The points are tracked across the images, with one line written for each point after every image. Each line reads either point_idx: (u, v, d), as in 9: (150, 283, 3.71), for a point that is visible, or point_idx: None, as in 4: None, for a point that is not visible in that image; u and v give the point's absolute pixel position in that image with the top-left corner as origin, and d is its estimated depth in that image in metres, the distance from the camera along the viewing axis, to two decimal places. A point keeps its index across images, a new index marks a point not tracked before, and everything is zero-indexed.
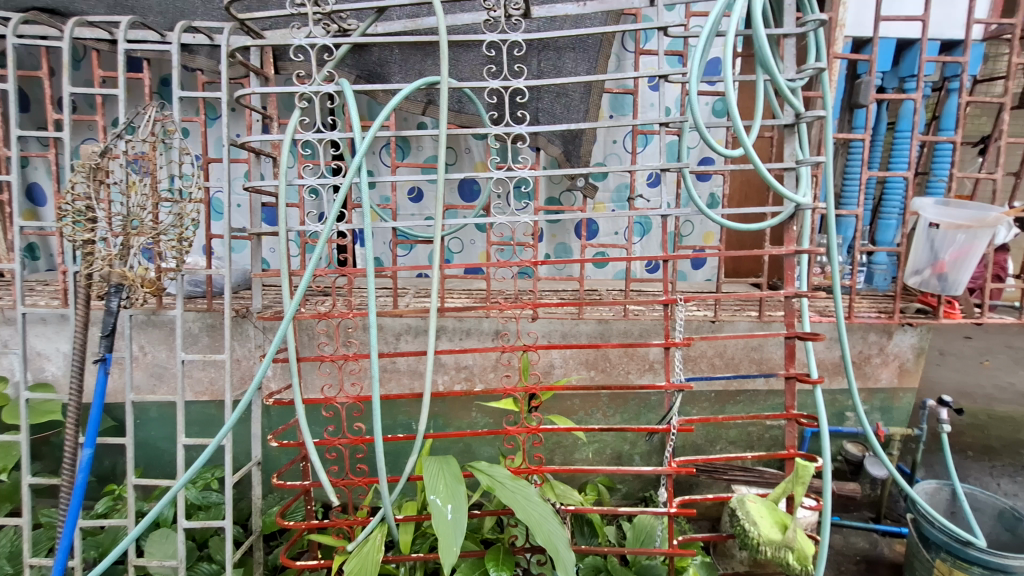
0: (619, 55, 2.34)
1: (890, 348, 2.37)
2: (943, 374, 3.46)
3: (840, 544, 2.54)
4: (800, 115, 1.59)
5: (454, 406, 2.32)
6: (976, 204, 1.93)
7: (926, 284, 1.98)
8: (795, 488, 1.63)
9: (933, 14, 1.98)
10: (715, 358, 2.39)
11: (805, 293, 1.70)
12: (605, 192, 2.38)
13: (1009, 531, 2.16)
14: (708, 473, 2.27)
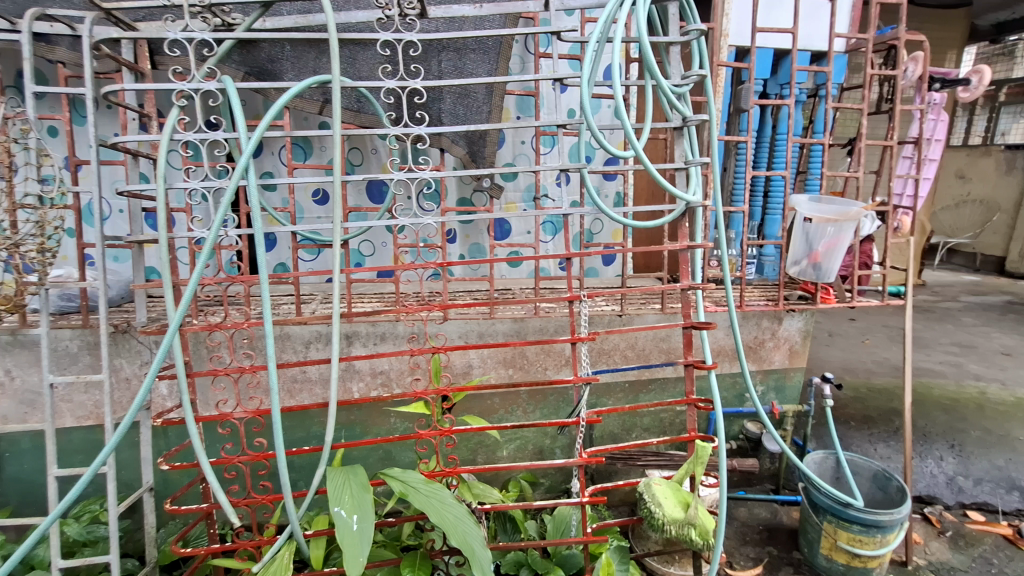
0: (523, 57, 2.38)
1: (781, 332, 2.58)
2: (830, 353, 3.82)
3: (745, 516, 2.74)
4: (687, 118, 1.69)
5: (371, 413, 2.27)
6: (844, 201, 2.13)
7: (804, 273, 2.17)
8: (694, 468, 1.75)
9: (802, 28, 2.18)
10: (627, 350, 2.50)
11: (699, 284, 1.80)
12: (515, 192, 2.43)
13: (882, 490, 2.42)
14: (623, 461, 2.37)
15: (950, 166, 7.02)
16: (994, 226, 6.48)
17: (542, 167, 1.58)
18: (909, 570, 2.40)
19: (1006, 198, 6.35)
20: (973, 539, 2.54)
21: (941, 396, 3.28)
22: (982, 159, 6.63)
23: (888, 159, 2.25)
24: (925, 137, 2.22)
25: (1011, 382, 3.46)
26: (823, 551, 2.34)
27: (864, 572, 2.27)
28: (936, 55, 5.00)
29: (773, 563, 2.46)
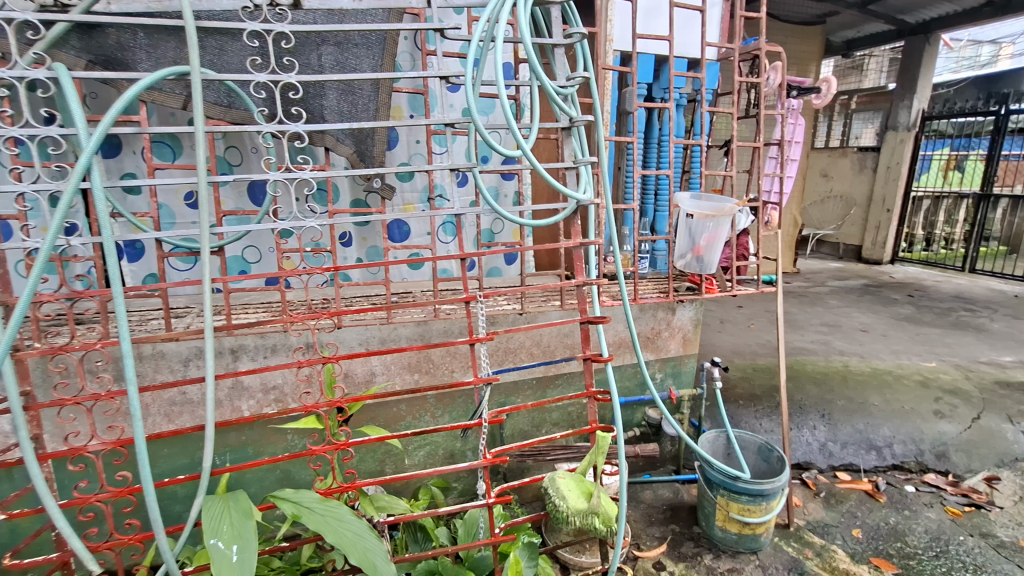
0: (413, 55, 2.33)
1: (675, 322, 2.74)
2: (722, 339, 4.14)
3: (650, 498, 2.89)
4: (574, 119, 1.72)
5: (265, 432, 2.13)
6: (721, 198, 2.28)
7: (689, 266, 2.31)
8: (596, 459, 1.81)
9: (677, 36, 2.32)
10: (533, 348, 2.53)
11: (594, 279, 1.85)
12: (412, 192, 2.40)
13: (766, 461, 2.65)
14: (533, 457, 2.45)
15: (816, 166, 7.74)
16: (852, 218, 7.32)
17: (432, 167, 1.50)
18: (791, 531, 2.66)
19: (859, 193, 7.15)
20: (841, 497, 2.88)
21: (814, 370, 3.67)
22: (841, 159, 7.35)
23: (757, 159, 2.46)
24: (787, 139, 2.45)
25: (868, 355, 3.94)
26: (718, 523, 2.51)
27: (754, 538, 2.46)
28: (800, 65, 5.55)
29: (676, 539, 2.61)
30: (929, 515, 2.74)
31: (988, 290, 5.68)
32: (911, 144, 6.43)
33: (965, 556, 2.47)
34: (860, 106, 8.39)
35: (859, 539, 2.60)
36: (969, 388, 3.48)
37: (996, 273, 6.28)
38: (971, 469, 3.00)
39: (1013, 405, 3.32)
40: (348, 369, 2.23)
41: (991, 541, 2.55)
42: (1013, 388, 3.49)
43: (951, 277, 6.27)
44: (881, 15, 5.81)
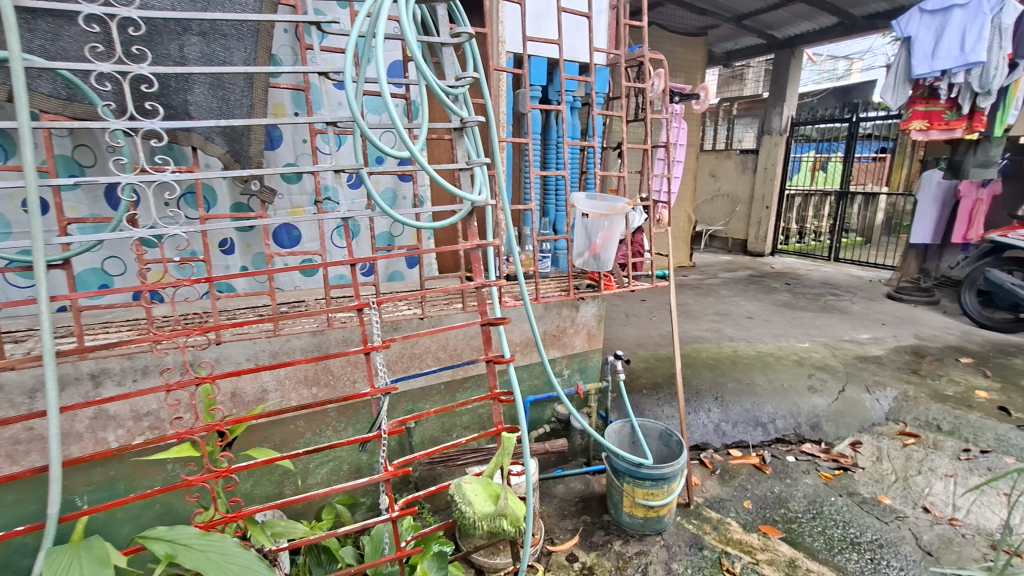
0: (294, 49, 2.25)
1: (579, 319, 2.82)
2: (626, 332, 4.34)
3: (563, 492, 2.95)
4: (466, 119, 1.71)
5: (138, 465, 1.92)
6: (614, 197, 2.36)
7: (587, 264, 2.37)
8: (502, 460, 1.81)
9: (566, 40, 2.38)
10: (440, 352, 2.50)
11: (492, 280, 1.83)
12: (301, 195, 2.32)
13: (666, 445, 2.80)
14: (444, 463, 2.39)
15: (705, 167, 8.35)
16: (738, 215, 7.99)
17: (315, 168, 1.36)
18: (691, 509, 2.84)
19: (743, 192, 7.80)
20: (734, 472, 3.12)
21: (708, 357, 3.95)
22: (726, 161, 7.98)
23: (646, 161, 2.59)
24: (672, 142, 2.60)
25: (753, 339, 4.32)
26: (626, 510, 2.61)
27: (658, 520, 2.59)
28: (688, 73, 5.96)
29: (587, 529, 2.69)
30: (806, 481, 3.03)
31: (849, 276, 6.44)
32: (784, 146, 7.08)
33: (836, 515, 2.76)
34: (741, 112, 9.19)
35: (749, 509, 2.83)
36: (835, 364, 3.91)
37: (854, 261, 7.14)
38: (839, 436, 3.36)
39: (870, 376, 3.78)
40: (236, 388, 2.06)
41: (855, 499, 2.87)
42: (869, 361, 3.98)
43: (819, 265, 7.04)
44: (754, 30, 6.39)
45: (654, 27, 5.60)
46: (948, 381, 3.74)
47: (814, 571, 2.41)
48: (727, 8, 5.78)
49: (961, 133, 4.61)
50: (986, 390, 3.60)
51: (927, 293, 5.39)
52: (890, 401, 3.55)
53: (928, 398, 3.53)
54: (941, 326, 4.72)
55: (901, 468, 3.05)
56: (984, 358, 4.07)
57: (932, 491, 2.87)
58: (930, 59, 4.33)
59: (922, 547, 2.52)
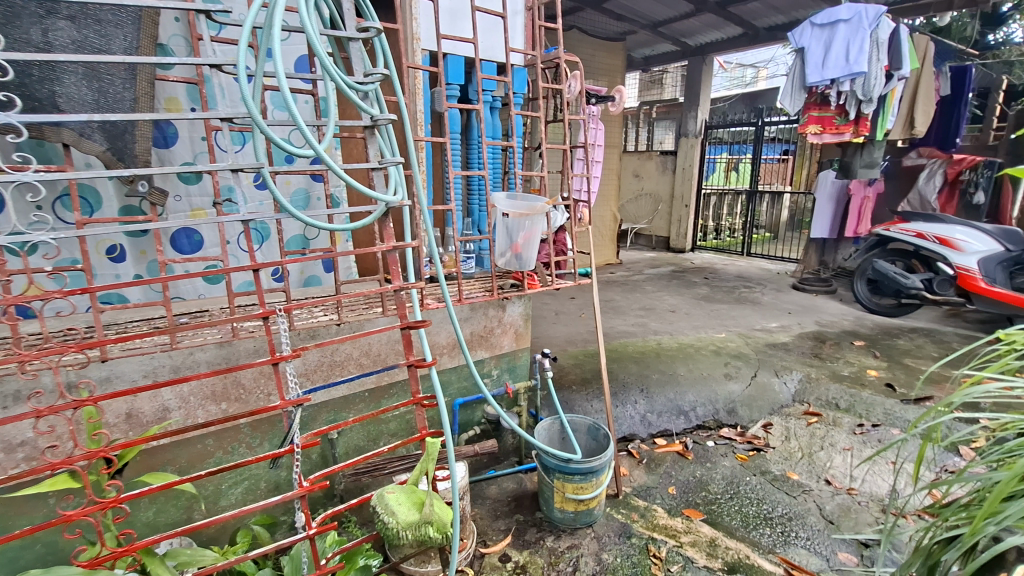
0: (187, 40, 2.13)
1: (506, 319, 2.83)
2: (556, 330, 4.41)
3: (496, 493, 2.95)
4: (376, 118, 1.66)
5: (11, 502, 1.71)
6: (534, 197, 2.37)
7: (510, 263, 2.37)
8: (426, 466, 1.77)
9: (479, 39, 2.38)
10: (362, 358, 2.42)
11: (412, 283, 1.79)
12: (202, 196, 2.22)
13: (594, 439, 2.86)
14: (369, 473, 2.27)
15: (628, 167, 8.67)
16: (660, 213, 8.36)
17: (208, 169, 1.27)
18: (620, 499, 2.92)
19: (664, 191, 8.17)
20: (659, 460, 3.25)
21: (634, 351, 4.10)
22: (648, 162, 8.32)
23: (566, 161, 2.64)
24: (590, 143, 2.66)
25: (675, 332, 4.53)
26: (557, 506, 2.65)
27: (588, 512, 2.65)
28: (609, 76, 6.16)
29: (520, 528, 2.69)
30: (724, 463, 3.21)
31: (759, 269, 6.92)
32: (699, 148, 7.48)
33: (751, 494, 2.94)
34: (660, 115, 9.62)
35: (674, 494, 2.95)
36: (748, 352, 4.18)
37: (764, 255, 7.68)
38: (753, 419, 3.59)
39: (778, 361, 4.07)
40: (131, 408, 1.88)
41: (768, 476, 3.07)
42: (777, 348, 4.29)
43: (734, 259, 7.51)
44: (669, 37, 6.71)
45: (575, 31, 5.73)
46: (844, 362, 4.10)
47: (733, 548, 2.55)
48: (643, 15, 6.03)
49: (849, 136, 5.06)
50: (876, 369, 3.99)
51: (825, 282, 5.88)
52: (796, 383, 3.84)
53: (827, 379, 3.85)
54: (838, 312, 5.17)
55: (806, 445, 3.31)
56: (874, 340, 4.50)
57: (833, 464, 3.13)
58: (820, 69, 4.71)
59: (824, 517, 2.74)
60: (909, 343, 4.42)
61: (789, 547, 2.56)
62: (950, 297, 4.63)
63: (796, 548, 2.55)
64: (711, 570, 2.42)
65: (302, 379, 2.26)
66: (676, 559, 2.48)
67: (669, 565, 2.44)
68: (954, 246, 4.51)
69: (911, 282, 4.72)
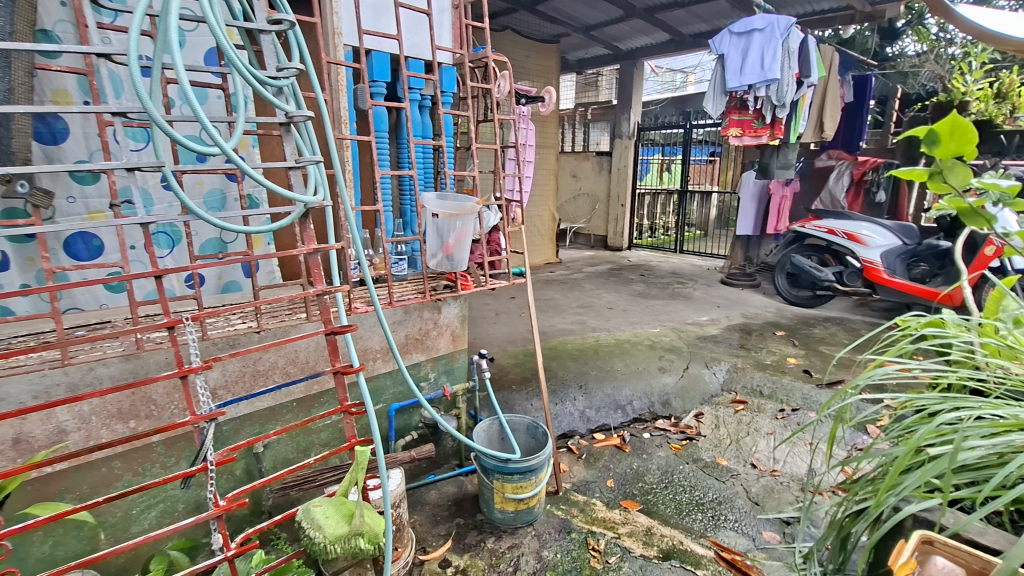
0: (76, 27, 2.00)
1: (441, 320, 2.80)
2: (496, 330, 4.41)
3: (436, 498, 2.90)
4: (292, 114, 1.59)
5: None
6: (465, 198, 2.35)
7: (441, 265, 2.33)
8: (355, 476, 1.72)
9: (404, 36, 2.34)
10: (289, 366, 2.32)
11: (336, 286, 1.73)
12: (99, 198, 2.08)
13: (533, 437, 2.88)
14: (299, 486, 2.23)
15: (565, 167, 8.81)
16: (598, 212, 8.56)
17: (97, 165, 1.18)
18: (560, 496, 2.95)
19: (601, 190, 8.38)
20: (598, 455, 3.32)
21: (573, 348, 4.17)
22: (585, 162, 8.50)
23: (498, 161, 2.64)
24: (521, 143, 2.67)
25: (613, 328, 4.65)
26: (497, 506, 2.64)
27: (529, 511, 2.66)
28: (542, 78, 6.23)
29: (460, 532, 2.67)
30: (659, 454, 3.32)
31: (691, 265, 7.23)
32: (633, 149, 7.72)
33: (684, 482, 3.05)
34: (596, 117, 9.85)
35: (612, 487, 3.02)
36: (681, 345, 4.36)
37: (695, 252, 8.04)
38: (686, 409, 3.73)
39: (708, 353, 4.27)
40: (19, 433, 1.70)
41: (699, 464, 3.21)
42: (708, 340, 4.50)
43: (668, 257, 7.81)
44: (601, 41, 6.87)
45: (509, 32, 5.75)
46: (768, 351, 4.36)
47: (667, 535, 2.64)
48: (575, 18, 6.15)
49: (766, 139, 5.30)
50: (795, 357, 4.26)
51: (750, 277, 6.23)
52: (724, 373, 4.04)
53: (752, 368, 4.08)
54: (762, 305, 5.49)
55: (734, 431, 3.48)
56: (793, 330, 4.81)
57: (758, 448, 3.31)
58: (739, 75, 5.01)
59: (750, 499, 2.89)
60: (824, 331, 4.76)
61: (719, 530, 2.68)
62: (859, 288, 5.01)
63: (726, 531, 2.67)
64: (647, 559, 2.49)
65: (221, 392, 2.13)
66: (614, 550, 2.53)
67: (608, 557, 2.49)
68: (861, 241, 4.90)
69: (824, 275, 5.10)
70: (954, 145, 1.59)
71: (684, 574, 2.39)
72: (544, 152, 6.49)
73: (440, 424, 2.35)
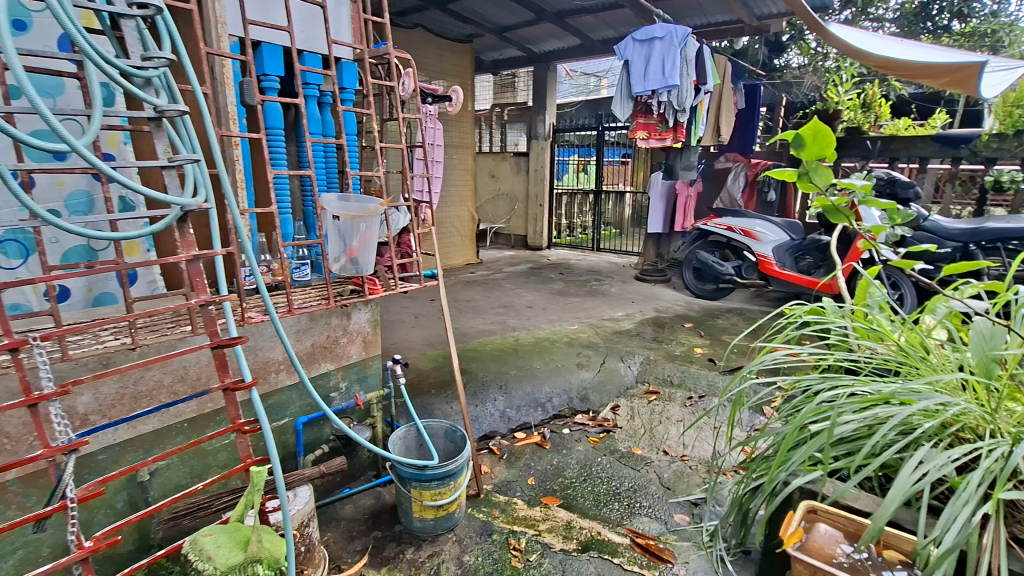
0: None
1: (351, 327, 2.68)
2: (414, 334, 4.31)
3: (351, 512, 2.79)
4: (162, 107, 1.44)
5: None
6: (369, 199, 2.26)
7: (345, 269, 2.23)
8: (252, 498, 1.59)
9: (295, 28, 2.21)
10: (177, 385, 2.12)
11: (223, 296, 1.59)
12: None
13: (451, 441, 2.84)
14: (192, 515, 2.04)
15: (484, 168, 8.84)
16: (517, 212, 8.65)
17: None
18: (481, 498, 2.94)
19: (519, 190, 8.47)
20: (519, 454, 3.34)
21: (493, 349, 4.18)
22: (503, 163, 8.57)
23: (406, 161, 2.56)
24: (429, 142, 2.61)
25: (532, 327, 4.71)
26: (416, 515, 2.57)
27: (448, 517, 2.62)
28: (456, 78, 6.19)
29: (378, 545, 2.57)
30: (578, 448, 3.40)
31: (607, 263, 7.50)
32: (548, 150, 7.89)
33: (601, 473, 3.15)
34: (513, 118, 9.97)
35: (532, 485, 3.05)
36: (597, 341, 4.50)
37: (612, 250, 8.36)
38: (603, 403, 3.85)
39: (623, 347, 4.44)
40: None
41: (616, 455, 3.32)
42: (622, 335, 4.68)
43: (585, 255, 8.06)
44: (515, 43, 6.95)
45: (420, 29, 5.64)
46: (677, 343, 4.61)
47: (586, 528, 2.71)
48: (487, 19, 6.17)
49: (670, 142, 5.61)
50: (701, 347, 4.53)
51: (661, 273, 6.57)
52: (638, 366, 4.21)
53: (663, 359, 4.29)
54: (672, 299, 5.80)
55: (647, 421, 3.64)
56: (700, 321, 5.12)
57: (669, 435, 3.48)
58: (642, 80, 5.23)
59: (663, 484, 3.03)
60: (727, 321, 5.11)
61: (633, 517, 2.78)
62: (755, 280, 5.44)
63: (640, 517, 2.78)
64: (567, 552, 2.53)
65: (93, 417, 1.91)
66: (535, 547, 2.55)
67: (528, 555, 2.51)
68: (755, 237, 5.30)
69: (725, 269, 5.49)
70: (818, 147, 1.74)
71: (601, 564, 2.45)
72: (461, 152, 6.45)
73: (350, 436, 2.25)
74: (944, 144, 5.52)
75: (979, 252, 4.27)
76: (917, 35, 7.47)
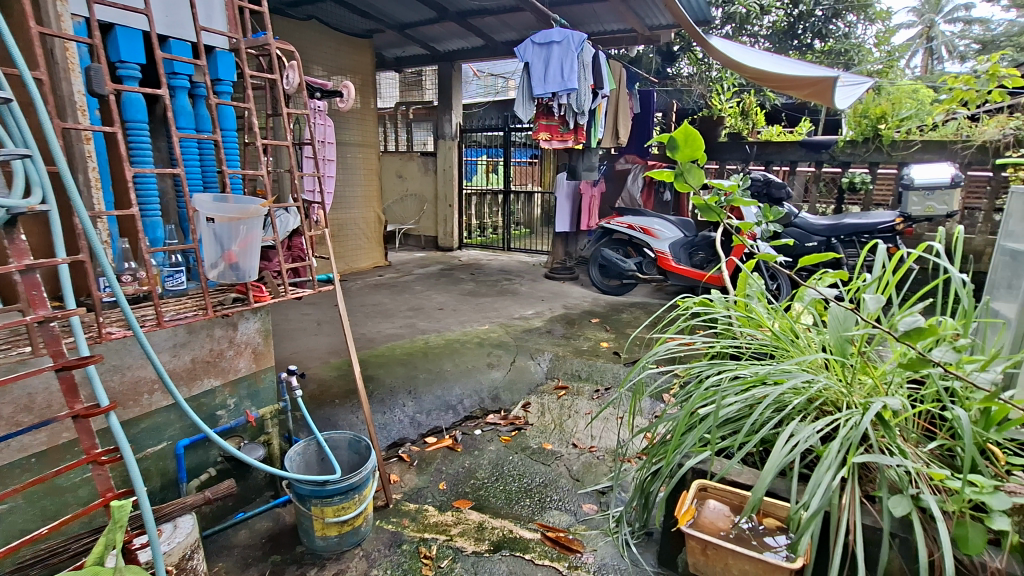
0: None
1: (238, 338, 2.48)
2: (317, 342, 4.09)
3: (246, 538, 2.58)
4: None
5: None
6: (251, 200, 2.10)
7: (224, 276, 2.05)
8: (114, 537, 1.42)
9: (154, 11, 2.00)
10: (19, 415, 1.84)
11: (70, 310, 1.40)
12: None
13: (356, 452, 2.71)
14: (41, 563, 1.76)
15: (391, 167, 8.62)
16: (427, 213, 8.52)
17: None
18: (390, 508, 2.84)
19: (428, 191, 8.36)
20: (430, 459, 3.27)
21: (400, 353, 4.07)
22: (410, 162, 8.43)
23: (293, 158, 2.40)
24: (319, 139, 2.46)
25: (442, 328, 4.66)
26: (318, 534, 2.44)
27: (354, 532, 2.50)
28: (355, 73, 5.96)
29: (277, 570, 2.40)
30: (489, 448, 3.40)
31: (518, 262, 7.61)
32: (456, 150, 7.86)
33: (512, 471, 3.17)
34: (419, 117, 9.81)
35: (444, 490, 3.00)
36: (507, 340, 4.54)
37: (522, 249, 8.49)
38: (514, 401, 3.87)
39: (532, 345, 4.52)
40: None
41: (527, 451, 3.36)
42: (531, 332, 4.77)
43: (497, 255, 8.11)
44: (418, 41, 6.86)
45: (315, 22, 5.38)
46: (584, 338, 4.77)
47: (498, 527, 2.71)
48: (386, 14, 6.01)
49: (571, 143, 5.80)
50: (607, 341, 4.72)
51: (570, 270, 6.78)
52: (547, 363, 4.29)
53: (571, 354, 4.43)
54: (580, 296, 5.99)
55: (557, 416, 3.72)
56: (606, 316, 5.34)
57: (577, 428, 3.58)
58: (543, 82, 5.34)
59: (572, 476, 3.12)
60: (630, 315, 5.37)
61: (544, 512, 2.83)
62: (654, 275, 5.77)
63: (551, 511, 2.83)
64: (479, 554, 2.52)
65: None
66: (446, 553, 2.52)
67: (440, 562, 2.46)
68: (654, 234, 5.62)
69: (628, 266, 5.78)
70: (689, 150, 1.87)
71: (513, 561, 2.47)
72: (364, 151, 6.23)
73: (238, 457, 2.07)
74: (808, 150, 6.14)
75: (838, 245, 4.85)
76: (786, 51, 8.34)
